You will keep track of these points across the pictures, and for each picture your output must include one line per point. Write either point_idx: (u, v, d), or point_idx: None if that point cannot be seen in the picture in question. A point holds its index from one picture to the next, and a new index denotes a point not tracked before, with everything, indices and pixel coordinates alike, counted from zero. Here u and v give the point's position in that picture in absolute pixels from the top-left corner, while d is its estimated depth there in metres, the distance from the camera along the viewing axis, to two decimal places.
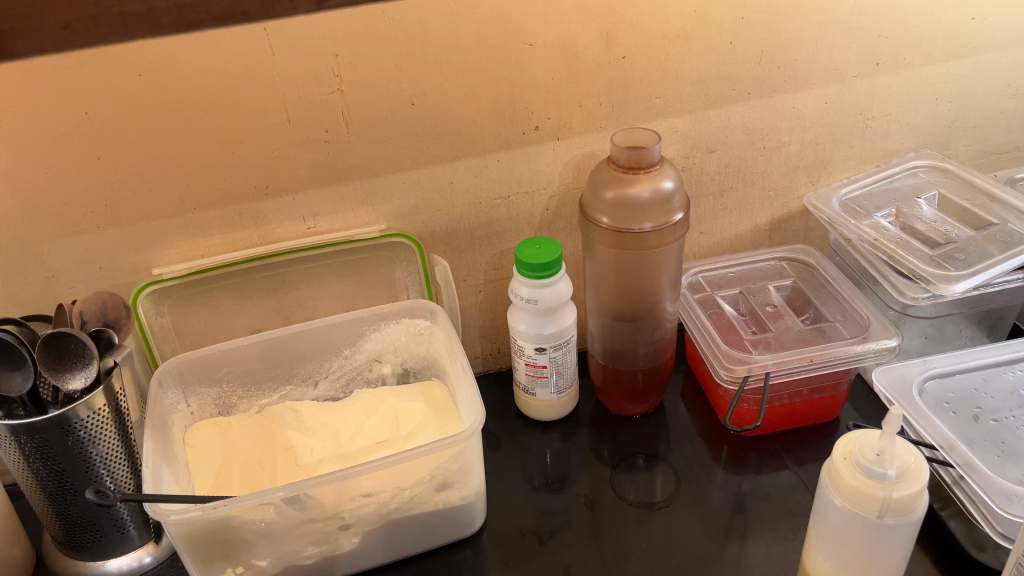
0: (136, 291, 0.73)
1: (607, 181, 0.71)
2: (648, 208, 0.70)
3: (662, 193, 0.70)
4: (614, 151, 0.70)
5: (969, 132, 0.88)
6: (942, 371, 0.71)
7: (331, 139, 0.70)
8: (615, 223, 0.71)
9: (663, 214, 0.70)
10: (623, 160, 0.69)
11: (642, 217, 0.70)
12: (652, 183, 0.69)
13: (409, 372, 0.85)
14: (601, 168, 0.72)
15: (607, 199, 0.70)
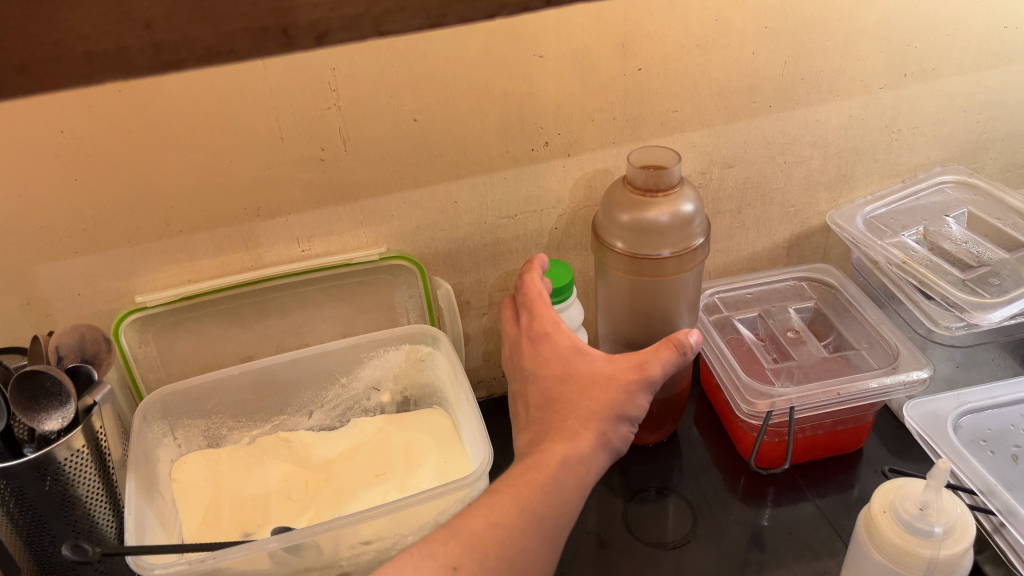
0: (117, 319, 0.68)
1: (623, 203, 0.66)
2: (667, 233, 0.65)
3: (681, 216, 0.65)
4: (630, 172, 0.65)
5: (997, 145, 0.84)
6: (976, 406, 0.68)
7: (327, 157, 0.65)
8: (631, 249, 0.66)
9: (683, 239, 0.66)
10: (640, 181, 0.65)
11: (661, 243, 0.66)
12: (671, 206, 0.65)
13: (410, 400, 0.80)
14: (616, 189, 0.68)
15: (622, 223, 0.66)
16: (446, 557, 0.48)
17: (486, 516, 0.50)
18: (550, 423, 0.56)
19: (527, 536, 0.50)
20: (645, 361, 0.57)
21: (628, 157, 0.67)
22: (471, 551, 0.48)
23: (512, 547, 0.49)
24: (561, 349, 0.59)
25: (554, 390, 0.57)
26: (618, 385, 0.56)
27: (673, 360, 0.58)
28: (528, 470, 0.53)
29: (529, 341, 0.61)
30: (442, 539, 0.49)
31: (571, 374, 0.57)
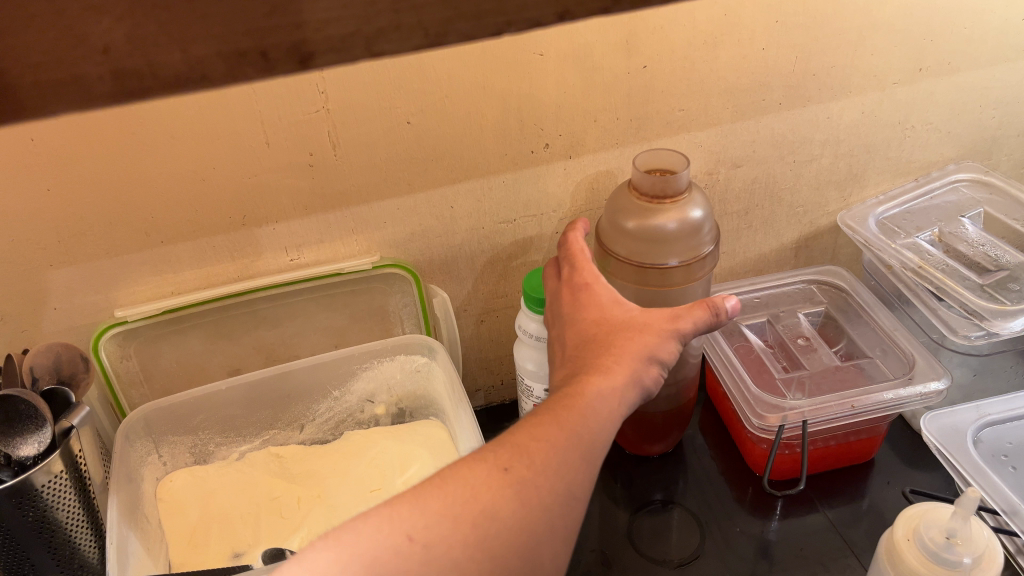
0: (96, 334, 0.65)
1: (629, 210, 0.63)
2: (674, 241, 0.62)
3: (690, 223, 0.62)
4: (636, 176, 0.62)
5: (1012, 141, 0.81)
6: (996, 419, 0.65)
7: (316, 162, 0.62)
8: (637, 258, 0.63)
9: (691, 248, 0.63)
10: (646, 186, 0.62)
11: (668, 252, 0.62)
12: (679, 213, 0.62)
13: (405, 411, 0.77)
14: (621, 194, 0.65)
15: (627, 230, 0.63)
16: (497, 461, 0.44)
17: (531, 432, 0.46)
18: (584, 359, 0.52)
19: (570, 456, 0.45)
20: (678, 316, 0.54)
21: (633, 161, 0.64)
22: (520, 456, 0.44)
23: (555, 460, 0.44)
24: (600, 298, 0.56)
25: (590, 332, 0.54)
26: (655, 331, 0.53)
27: (707, 319, 0.54)
28: (565, 397, 0.48)
29: (568, 290, 0.59)
30: (488, 451, 0.46)
31: (610, 320, 0.54)
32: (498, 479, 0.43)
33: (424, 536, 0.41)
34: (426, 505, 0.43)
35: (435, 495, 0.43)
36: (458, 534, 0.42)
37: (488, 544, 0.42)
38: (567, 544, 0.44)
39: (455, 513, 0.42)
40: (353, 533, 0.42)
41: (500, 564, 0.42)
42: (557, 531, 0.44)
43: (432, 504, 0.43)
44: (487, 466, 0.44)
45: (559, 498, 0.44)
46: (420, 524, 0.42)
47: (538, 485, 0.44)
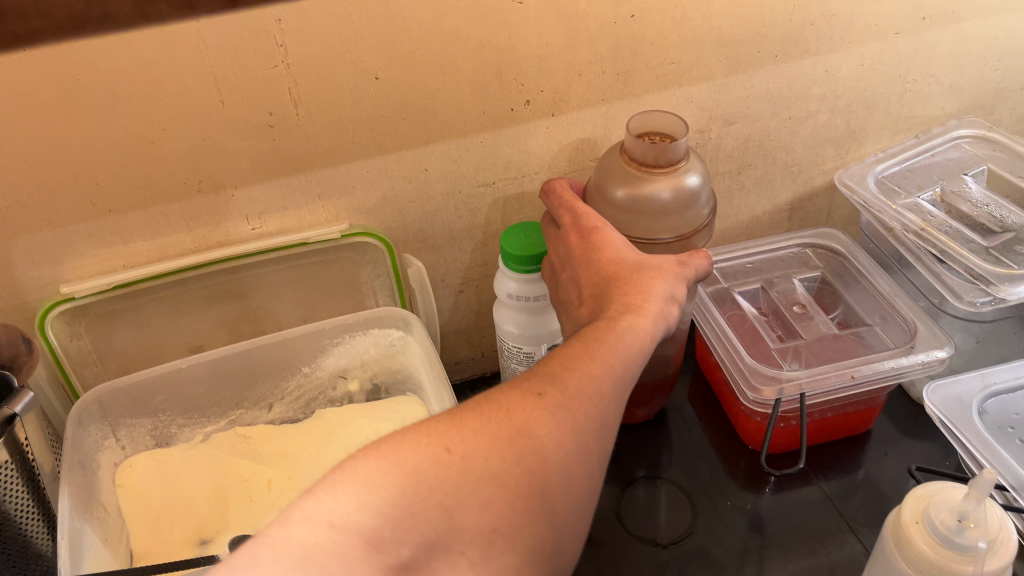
0: (42, 310, 0.59)
1: (619, 177, 0.58)
2: (669, 213, 0.57)
3: (685, 192, 0.57)
4: (632, 142, 0.57)
5: (1016, 95, 0.77)
6: (1002, 388, 0.62)
7: (276, 122, 0.57)
8: (629, 229, 0.59)
9: (686, 219, 0.58)
10: (637, 152, 0.57)
11: (660, 225, 0.58)
12: (673, 181, 0.57)
13: (380, 388, 0.73)
14: (611, 159, 0.60)
15: (618, 199, 0.58)
16: (530, 388, 0.42)
17: (563, 361, 0.44)
18: (596, 296, 0.52)
19: (603, 379, 0.43)
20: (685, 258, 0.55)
21: (627, 125, 0.59)
22: (552, 381, 0.42)
23: (589, 386, 0.43)
24: (613, 241, 0.54)
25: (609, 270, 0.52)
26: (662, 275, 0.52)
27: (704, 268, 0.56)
28: (593, 324, 0.47)
29: (576, 234, 0.56)
30: (521, 379, 0.43)
31: (622, 258, 0.53)
32: (531, 401, 0.41)
33: (462, 449, 0.38)
34: (463, 425, 0.39)
35: (471, 416, 0.40)
36: (496, 449, 0.38)
37: (527, 460, 0.38)
38: (601, 462, 0.42)
39: (491, 431, 0.39)
40: (393, 445, 0.37)
41: (541, 478, 0.38)
42: (594, 452, 0.41)
43: (469, 423, 0.39)
44: (521, 392, 0.42)
45: (593, 420, 0.42)
46: (458, 437, 0.38)
47: (574, 409, 0.41)
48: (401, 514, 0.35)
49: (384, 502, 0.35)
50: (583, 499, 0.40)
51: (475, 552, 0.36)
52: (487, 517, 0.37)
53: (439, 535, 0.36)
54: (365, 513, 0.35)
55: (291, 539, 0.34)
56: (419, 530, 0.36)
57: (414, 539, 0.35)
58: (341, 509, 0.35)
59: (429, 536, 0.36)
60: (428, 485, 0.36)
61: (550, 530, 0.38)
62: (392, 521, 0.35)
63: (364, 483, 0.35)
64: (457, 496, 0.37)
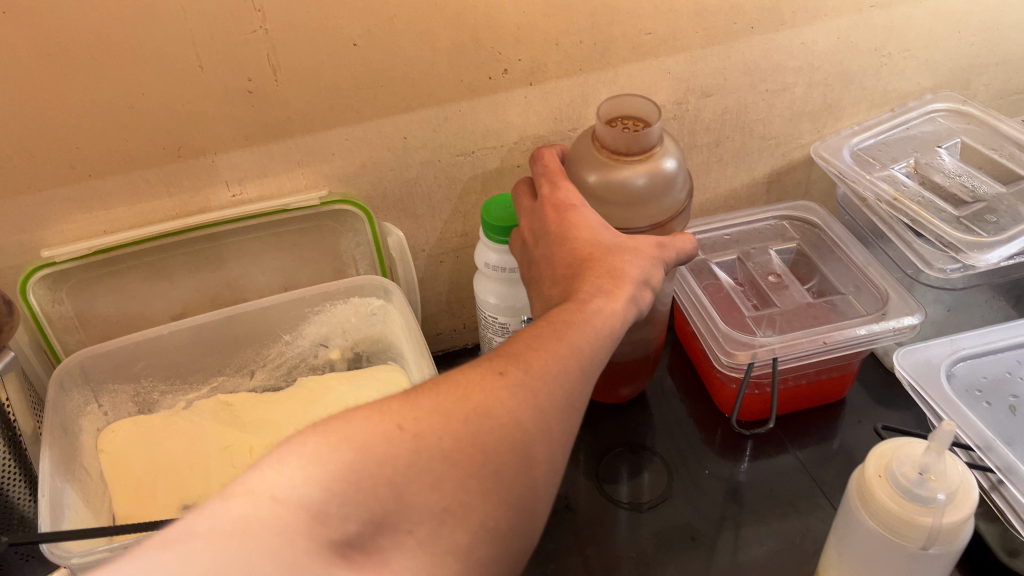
0: (22, 277, 0.60)
1: (592, 164, 0.55)
2: (647, 200, 0.54)
3: (661, 177, 0.54)
4: (603, 129, 0.53)
5: (991, 70, 0.78)
6: (971, 353, 0.63)
7: (255, 89, 0.57)
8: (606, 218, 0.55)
9: (665, 204, 0.55)
10: (608, 139, 0.53)
11: (639, 214, 0.54)
12: (648, 167, 0.53)
13: (362, 356, 0.74)
14: (582, 146, 0.56)
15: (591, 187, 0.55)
16: (490, 367, 0.41)
17: (529, 343, 0.43)
18: None
19: (570, 361, 0.42)
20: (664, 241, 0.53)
21: (598, 108, 0.55)
22: (515, 361, 0.41)
23: (555, 365, 0.41)
24: (590, 221, 0.52)
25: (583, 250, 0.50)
26: (627, 259, 0.50)
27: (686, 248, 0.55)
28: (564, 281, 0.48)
29: (552, 210, 0.54)
30: (484, 360, 0.42)
31: (596, 240, 0.51)
32: (492, 379, 0.39)
33: (415, 427, 0.35)
34: (418, 404, 0.37)
35: (428, 396, 0.38)
36: (452, 428, 0.36)
37: (486, 409, 0.38)
38: (564, 447, 0.40)
39: (448, 410, 0.37)
40: (340, 421, 0.35)
41: (496, 458, 0.36)
42: (556, 433, 0.39)
43: (425, 402, 0.37)
44: (482, 370, 0.40)
45: (557, 402, 0.40)
46: (410, 417, 0.36)
47: (538, 388, 0.40)
48: (349, 487, 0.32)
49: (331, 475, 0.32)
50: (545, 481, 0.39)
51: (423, 531, 0.33)
52: (437, 496, 0.34)
53: (388, 514, 0.33)
54: (309, 486, 0.32)
55: (229, 513, 0.31)
56: (368, 505, 0.32)
57: (362, 516, 0.32)
58: (283, 481, 0.32)
59: (378, 513, 0.33)
60: (377, 461, 0.34)
61: (513, 478, 0.37)
62: (339, 497, 0.32)
63: (308, 458, 0.33)
64: (409, 472, 0.34)
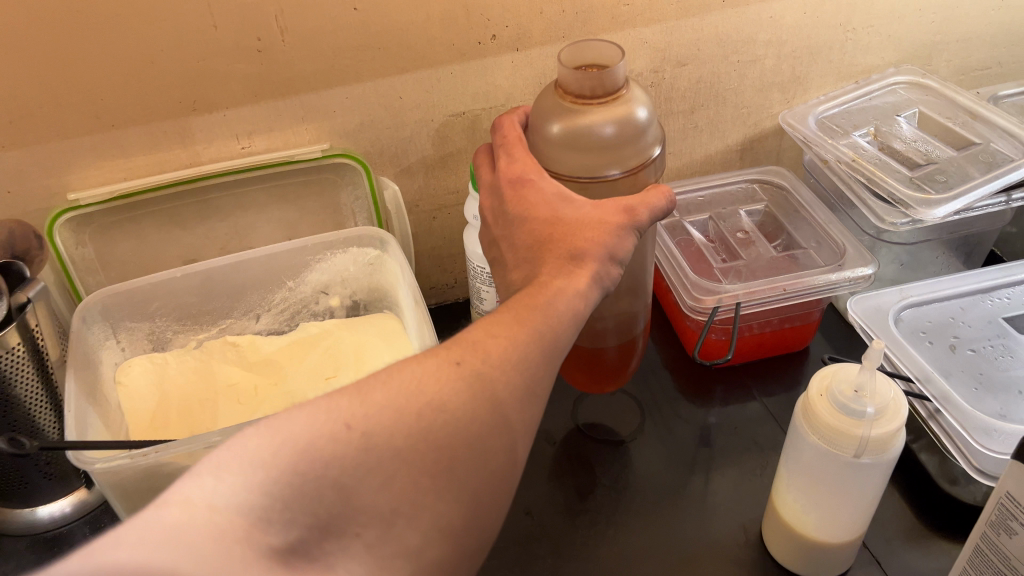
0: (52, 217, 0.66)
1: (556, 113, 0.54)
2: (615, 149, 0.53)
3: (629, 124, 0.53)
4: (568, 74, 0.53)
5: (951, 47, 0.84)
6: (918, 300, 0.68)
7: (264, 48, 0.63)
8: (574, 171, 0.54)
9: (634, 154, 0.54)
10: (572, 85, 0.53)
11: (608, 164, 0.53)
12: (613, 113, 0.52)
13: (359, 305, 0.80)
14: (546, 99, 0.56)
15: (557, 137, 0.54)
16: (447, 356, 0.40)
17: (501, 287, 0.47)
18: None
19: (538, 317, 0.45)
20: (632, 204, 0.51)
21: (560, 56, 0.55)
22: (473, 351, 0.41)
23: (513, 354, 0.42)
24: (546, 194, 0.51)
25: (541, 232, 0.50)
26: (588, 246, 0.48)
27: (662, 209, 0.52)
28: None
29: (507, 185, 0.53)
30: (439, 348, 0.41)
31: (559, 219, 0.50)
32: (449, 371, 0.39)
33: (364, 424, 0.36)
34: (369, 399, 0.37)
35: (379, 387, 0.38)
36: (401, 425, 0.36)
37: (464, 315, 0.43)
38: None
39: (399, 405, 0.37)
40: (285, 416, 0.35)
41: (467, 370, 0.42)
42: None
43: (375, 393, 0.37)
44: (437, 359, 0.40)
45: (519, 372, 0.41)
46: (359, 411, 0.36)
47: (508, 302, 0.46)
48: (294, 489, 0.33)
49: (274, 479, 0.33)
50: None
51: (370, 534, 0.35)
52: (387, 497, 0.35)
53: (333, 518, 0.34)
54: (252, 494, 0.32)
55: (164, 519, 0.30)
56: (313, 508, 0.33)
57: (304, 521, 0.33)
58: (223, 490, 0.32)
59: (321, 518, 0.33)
60: (322, 462, 0.34)
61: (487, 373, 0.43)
62: (281, 501, 0.32)
63: (268, 423, 0.35)
64: (358, 472, 0.35)
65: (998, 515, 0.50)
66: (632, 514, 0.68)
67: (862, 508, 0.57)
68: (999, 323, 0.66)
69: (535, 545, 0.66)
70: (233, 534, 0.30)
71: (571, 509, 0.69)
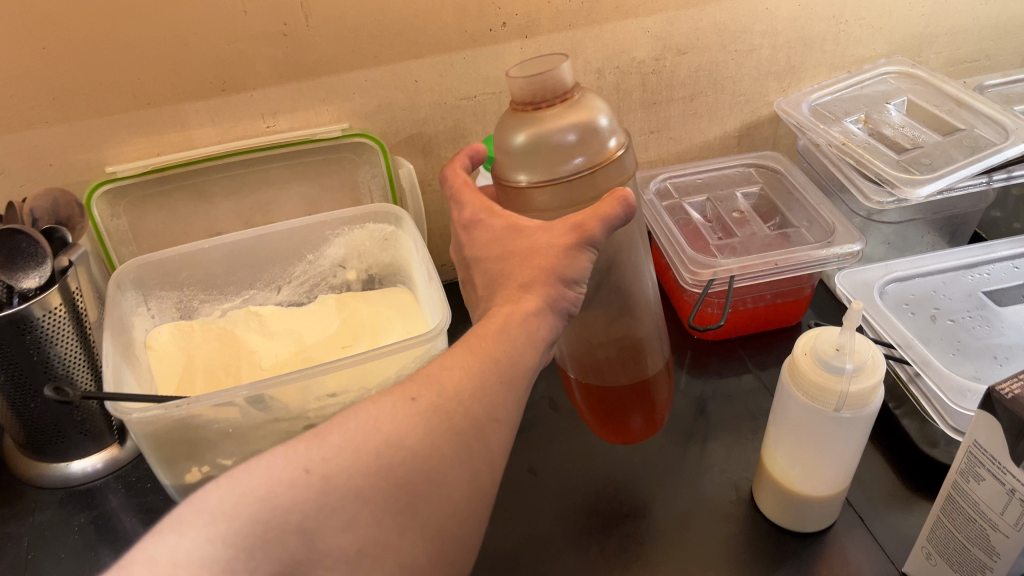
0: (91, 188, 0.70)
1: (509, 126, 0.51)
2: (570, 149, 0.49)
3: (582, 122, 0.49)
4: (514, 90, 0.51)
5: (941, 39, 0.88)
6: (902, 275, 0.72)
7: (290, 32, 0.68)
8: (533, 179, 0.51)
9: (593, 152, 0.50)
10: (519, 93, 0.51)
11: (566, 166, 0.50)
12: (564, 113, 0.50)
13: (375, 279, 0.84)
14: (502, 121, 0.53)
15: (511, 148, 0.51)
16: (402, 393, 0.43)
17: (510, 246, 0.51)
18: None
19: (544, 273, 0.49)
20: (581, 219, 0.48)
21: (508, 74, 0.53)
22: (429, 387, 0.43)
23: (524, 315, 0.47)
24: (495, 230, 0.52)
25: (496, 268, 0.51)
26: (535, 274, 0.49)
27: (620, 215, 0.48)
28: None
29: (464, 230, 0.55)
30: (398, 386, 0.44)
31: (514, 251, 0.50)
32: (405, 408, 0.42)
33: (322, 468, 0.38)
34: (325, 442, 0.40)
35: (335, 431, 0.40)
36: (361, 463, 0.39)
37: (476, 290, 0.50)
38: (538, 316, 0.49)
39: (357, 445, 0.40)
40: (245, 471, 0.38)
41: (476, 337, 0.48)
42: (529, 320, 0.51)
43: (331, 440, 0.40)
44: (394, 397, 0.42)
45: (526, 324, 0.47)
46: (317, 457, 0.39)
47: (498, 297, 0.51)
48: (254, 540, 0.36)
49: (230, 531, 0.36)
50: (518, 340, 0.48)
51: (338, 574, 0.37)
52: (351, 538, 0.38)
53: (299, 561, 0.37)
54: (212, 546, 0.35)
55: None
56: (276, 555, 0.36)
57: (269, 568, 0.36)
58: (186, 547, 0.35)
59: (287, 561, 0.37)
60: (285, 508, 0.37)
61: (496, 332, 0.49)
62: (243, 551, 0.36)
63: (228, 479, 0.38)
64: (319, 514, 0.37)
65: (968, 463, 0.53)
66: (631, 476, 0.72)
67: (845, 462, 0.61)
68: (978, 296, 0.70)
69: (540, 500, 0.71)
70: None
71: (572, 470, 0.73)
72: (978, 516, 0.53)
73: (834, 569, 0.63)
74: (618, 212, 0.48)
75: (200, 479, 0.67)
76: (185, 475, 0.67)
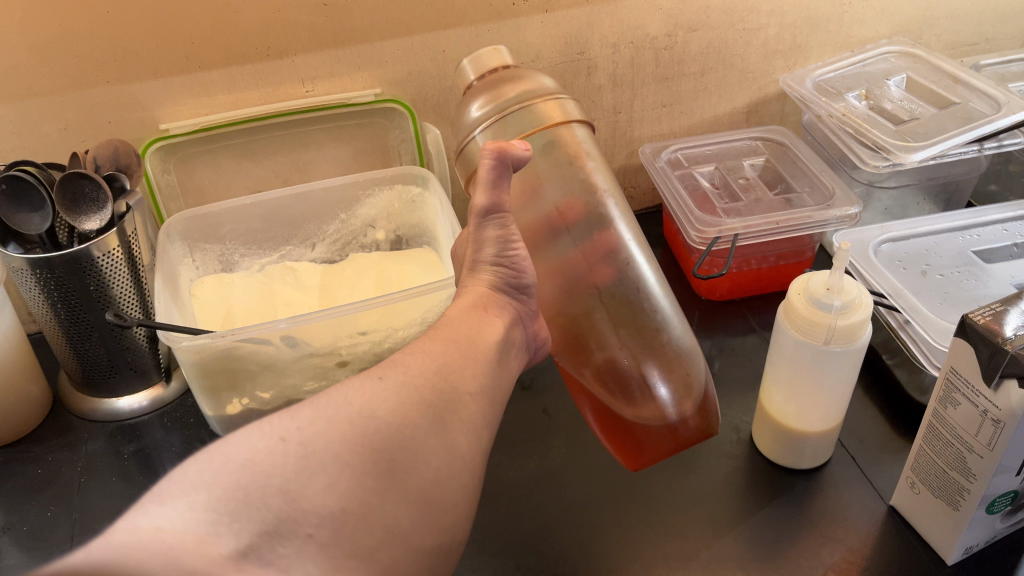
0: (145, 144, 0.77)
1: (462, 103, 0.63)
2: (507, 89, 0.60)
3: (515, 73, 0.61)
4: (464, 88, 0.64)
5: (941, 22, 0.93)
6: (896, 235, 0.77)
7: (329, 2, 0.74)
8: (478, 124, 0.60)
9: (525, 90, 0.60)
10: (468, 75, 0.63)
11: (503, 102, 0.59)
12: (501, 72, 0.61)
13: (402, 239, 0.90)
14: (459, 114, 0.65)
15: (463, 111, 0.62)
16: (370, 374, 0.46)
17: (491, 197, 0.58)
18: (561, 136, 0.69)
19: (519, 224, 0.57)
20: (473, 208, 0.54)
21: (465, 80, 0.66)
22: (393, 369, 0.46)
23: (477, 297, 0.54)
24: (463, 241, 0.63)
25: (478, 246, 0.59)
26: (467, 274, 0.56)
27: (488, 170, 0.52)
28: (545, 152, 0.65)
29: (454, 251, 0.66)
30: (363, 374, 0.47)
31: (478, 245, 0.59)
32: (374, 386, 0.44)
33: (297, 436, 0.40)
34: (299, 415, 0.42)
35: (308, 406, 0.43)
36: (338, 439, 0.41)
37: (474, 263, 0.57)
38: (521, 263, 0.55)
39: (330, 420, 0.42)
40: (223, 446, 0.40)
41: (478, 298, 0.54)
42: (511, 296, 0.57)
43: (303, 414, 0.42)
44: (362, 378, 0.45)
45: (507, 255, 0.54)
46: (293, 428, 0.41)
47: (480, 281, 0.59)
48: (237, 503, 0.37)
49: (213, 497, 0.37)
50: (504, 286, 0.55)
51: (324, 534, 0.37)
52: (333, 497, 0.39)
53: (282, 520, 0.37)
54: (196, 511, 0.36)
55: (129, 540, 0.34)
56: (260, 516, 0.37)
57: (253, 528, 0.36)
58: (172, 516, 0.36)
59: (271, 521, 0.37)
60: (265, 473, 0.38)
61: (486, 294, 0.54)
62: (228, 514, 0.37)
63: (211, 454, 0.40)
64: (300, 477, 0.39)
65: (945, 389, 0.58)
66: None
67: (835, 398, 0.66)
68: (967, 254, 0.74)
69: (552, 439, 0.76)
70: (181, 548, 0.34)
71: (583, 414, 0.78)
72: (955, 440, 0.58)
73: (827, 504, 0.68)
74: (489, 173, 0.52)
75: (241, 411, 0.73)
76: (226, 405, 0.73)
